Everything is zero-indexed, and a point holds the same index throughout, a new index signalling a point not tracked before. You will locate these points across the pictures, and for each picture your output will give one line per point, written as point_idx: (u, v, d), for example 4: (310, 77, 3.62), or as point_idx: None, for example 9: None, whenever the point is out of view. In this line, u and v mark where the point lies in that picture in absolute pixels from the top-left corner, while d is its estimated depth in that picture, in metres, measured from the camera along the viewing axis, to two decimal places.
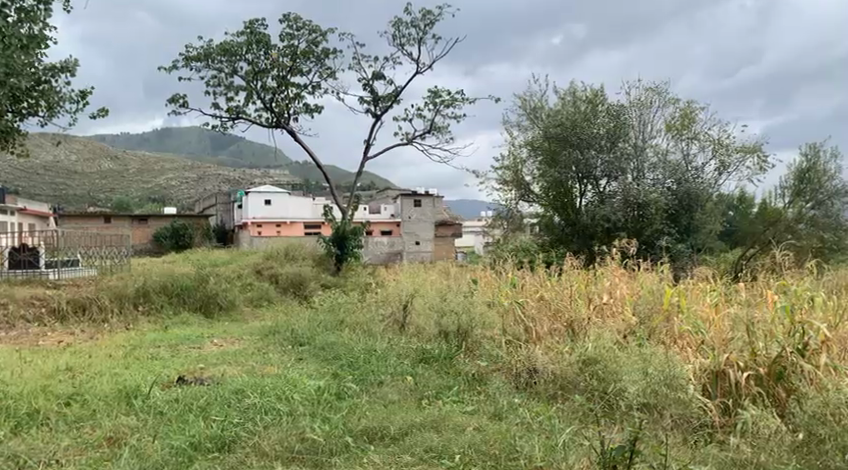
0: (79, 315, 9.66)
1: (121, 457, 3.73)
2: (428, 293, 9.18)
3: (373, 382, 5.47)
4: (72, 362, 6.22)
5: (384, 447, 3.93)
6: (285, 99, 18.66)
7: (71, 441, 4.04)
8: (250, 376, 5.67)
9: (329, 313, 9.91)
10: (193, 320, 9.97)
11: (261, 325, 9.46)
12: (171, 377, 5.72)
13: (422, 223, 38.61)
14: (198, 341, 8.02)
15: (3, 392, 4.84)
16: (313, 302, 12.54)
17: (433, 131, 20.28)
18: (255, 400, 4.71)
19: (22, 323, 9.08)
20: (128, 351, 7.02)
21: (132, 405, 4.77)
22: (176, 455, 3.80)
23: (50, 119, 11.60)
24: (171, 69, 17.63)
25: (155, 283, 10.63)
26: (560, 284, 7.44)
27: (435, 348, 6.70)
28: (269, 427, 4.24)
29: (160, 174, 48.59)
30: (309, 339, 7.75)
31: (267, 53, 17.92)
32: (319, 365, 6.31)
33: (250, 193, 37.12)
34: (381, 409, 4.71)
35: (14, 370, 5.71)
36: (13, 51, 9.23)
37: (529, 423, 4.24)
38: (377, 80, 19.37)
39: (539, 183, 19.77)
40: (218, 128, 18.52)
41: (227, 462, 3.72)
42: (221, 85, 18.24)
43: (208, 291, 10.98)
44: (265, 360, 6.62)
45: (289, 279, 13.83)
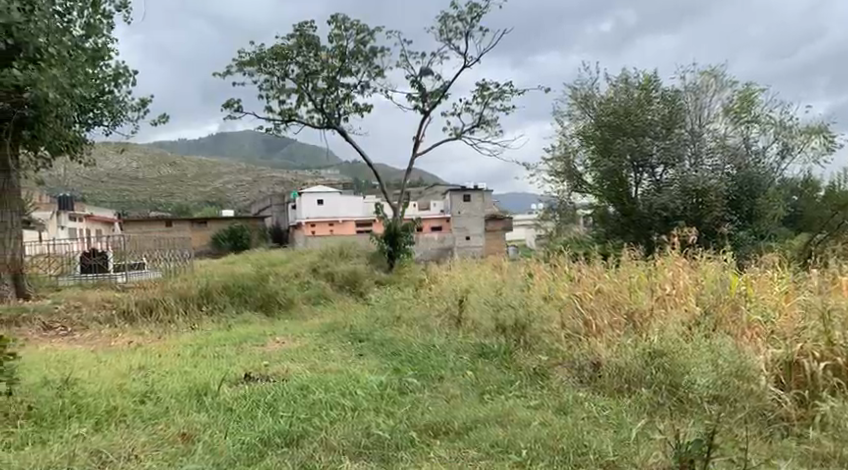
0: (147, 316, 9.98)
1: (195, 453, 3.84)
2: (483, 286, 9.18)
3: (434, 377, 5.49)
4: (145, 362, 6.47)
5: (449, 442, 3.92)
6: (335, 100, 18.89)
7: (148, 437, 4.16)
8: (313, 372, 5.79)
9: (385, 310, 9.99)
10: (254, 319, 10.22)
11: (320, 322, 9.62)
12: (238, 375, 5.87)
13: (472, 218, 38.57)
14: (261, 339, 8.20)
15: (83, 391, 5.07)
16: (369, 299, 12.71)
17: (482, 125, 20.23)
18: (321, 396, 4.83)
19: (96, 324, 9.48)
20: (196, 350, 7.25)
21: (203, 402, 4.92)
22: (247, 451, 3.88)
23: (114, 127, 12.09)
24: (225, 75, 18.11)
25: (217, 283, 10.98)
26: (618, 276, 7.29)
27: (492, 343, 6.69)
28: (336, 422, 4.32)
29: (216, 178, 50.00)
30: (367, 336, 7.83)
31: (317, 55, 18.19)
32: (379, 361, 6.37)
33: (304, 192, 38.34)
34: (444, 403, 4.72)
35: (92, 370, 5.97)
36: (79, 63, 9.79)
37: (595, 418, 4.16)
38: (425, 76, 19.45)
39: (592, 174, 19.44)
40: (271, 130, 18.92)
41: (296, 457, 3.76)
42: (273, 89, 18.61)
43: (268, 291, 11.25)
44: (326, 357, 6.72)
45: (344, 276, 14.02)
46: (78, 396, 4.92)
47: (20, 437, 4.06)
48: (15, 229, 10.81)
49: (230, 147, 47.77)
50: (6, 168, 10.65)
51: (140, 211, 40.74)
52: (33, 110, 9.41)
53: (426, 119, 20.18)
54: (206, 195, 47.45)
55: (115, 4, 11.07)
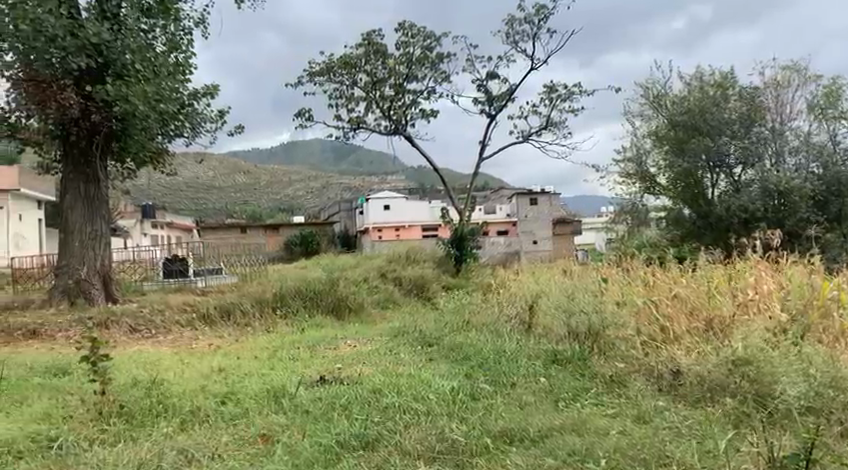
0: (225, 319, 10.35)
1: (274, 454, 3.94)
2: (554, 291, 9.02)
3: (507, 383, 5.43)
4: (225, 363, 6.74)
5: (524, 450, 3.88)
6: (402, 106, 19.09)
7: (230, 438, 4.30)
8: (385, 376, 5.85)
9: (454, 315, 10.01)
10: (326, 322, 10.47)
11: (389, 326, 9.75)
12: (314, 377, 6.04)
13: (539, 221, 38.06)
14: (332, 342, 8.38)
15: (170, 391, 5.33)
16: (437, 303, 12.76)
17: (550, 127, 19.98)
18: (393, 400, 4.87)
19: (178, 327, 9.92)
20: (272, 352, 7.48)
21: (281, 404, 5.05)
22: (325, 452, 3.95)
23: (194, 139, 12.61)
24: (296, 85, 18.62)
25: (290, 288, 11.30)
26: (695, 280, 7.01)
27: (566, 350, 6.60)
28: (410, 426, 4.35)
29: (287, 186, 51.52)
30: (437, 340, 7.86)
31: (384, 63, 18.43)
32: (450, 366, 6.37)
33: (371, 198, 39.23)
34: (518, 410, 4.66)
35: (177, 371, 6.26)
36: (163, 80, 10.42)
37: (678, 427, 4.01)
38: (491, 80, 19.41)
39: (665, 175, 18.89)
40: (341, 138, 19.32)
41: (372, 460, 3.80)
42: (343, 98, 19.00)
43: (339, 294, 11.50)
44: (397, 360, 6.80)
45: (411, 282, 14.12)
46: (164, 396, 5.14)
47: (114, 434, 4.27)
48: (105, 236, 11.36)
49: (300, 154, 49.02)
50: (97, 180, 11.26)
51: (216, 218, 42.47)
52: (120, 122, 10.61)
53: (493, 122, 20.13)
54: (278, 202, 48.92)
55: (194, 20, 11.60)
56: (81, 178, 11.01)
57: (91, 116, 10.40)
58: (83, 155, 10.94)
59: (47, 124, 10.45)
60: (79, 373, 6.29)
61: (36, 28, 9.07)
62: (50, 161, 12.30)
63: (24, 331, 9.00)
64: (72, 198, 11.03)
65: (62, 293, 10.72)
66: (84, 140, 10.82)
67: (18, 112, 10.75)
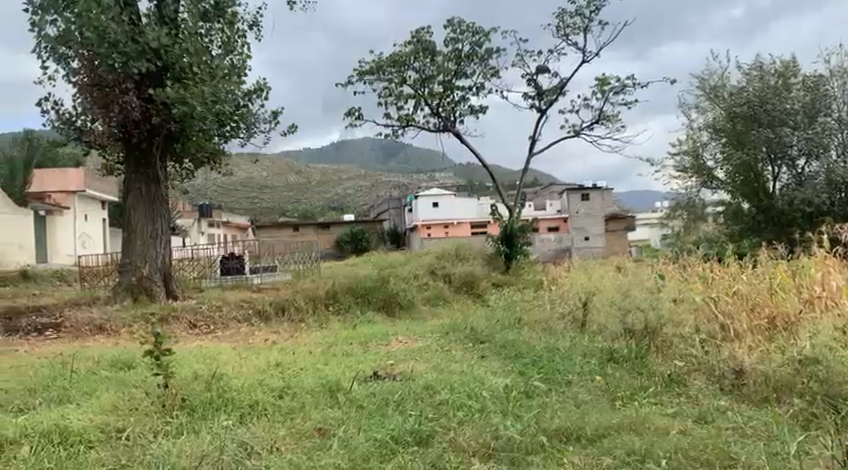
0: (280, 315, 10.57)
1: (331, 448, 3.99)
2: (608, 288, 8.84)
3: (561, 381, 5.36)
4: (280, 358, 6.88)
5: (581, 449, 3.82)
6: (451, 103, 19.08)
7: (288, 431, 4.38)
8: (438, 373, 5.85)
9: (505, 312, 9.96)
10: (378, 319, 10.56)
11: (441, 323, 9.77)
12: (367, 372, 6.10)
13: (592, 217, 37.36)
14: (385, 339, 8.45)
15: (229, 385, 5.47)
16: (487, 300, 12.69)
17: (602, 121, 19.62)
18: (446, 396, 4.89)
19: (235, 323, 10.18)
20: (326, 348, 7.59)
21: (336, 399, 5.12)
22: (380, 448, 3.98)
23: (248, 138, 12.90)
24: (347, 85, 18.81)
25: (342, 285, 11.45)
26: (757, 277, 6.75)
27: (622, 347, 6.46)
28: (463, 423, 4.33)
29: (337, 185, 52.19)
30: (488, 337, 7.82)
31: (433, 60, 18.46)
32: (503, 363, 6.33)
33: (420, 196, 39.12)
34: (574, 409, 4.58)
35: (235, 366, 6.42)
36: (220, 81, 10.65)
37: (743, 428, 3.88)
38: (541, 74, 19.20)
39: (723, 168, 18.27)
40: (390, 136, 19.45)
41: (427, 456, 3.80)
42: (392, 96, 19.12)
43: (389, 291, 11.57)
44: (449, 357, 6.80)
45: (462, 278, 14.06)
46: (224, 390, 5.27)
47: (176, 427, 4.41)
48: (165, 234, 11.73)
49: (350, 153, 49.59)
50: (157, 180, 11.61)
51: (269, 217, 43.39)
52: (178, 124, 10.94)
53: (543, 117, 19.91)
54: (328, 201, 49.64)
55: (248, 22, 11.87)
56: (141, 179, 11.40)
57: (151, 118, 10.72)
58: (143, 156, 11.32)
59: (111, 126, 10.89)
60: (143, 367, 6.52)
61: (99, 35, 9.54)
62: (114, 163, 12.77)
63: (91, 326, 9.39)
64: (134, 198, 11.42)
65: (126, 289, 11.11)
66: (144, 142, 11.17)
67: (84, 115, 11.47)
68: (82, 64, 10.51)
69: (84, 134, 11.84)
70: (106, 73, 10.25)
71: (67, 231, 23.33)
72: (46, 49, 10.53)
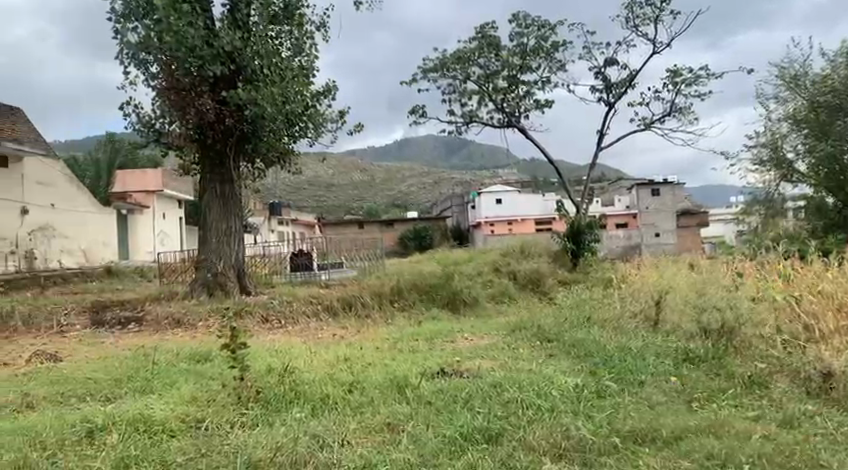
0: (347, 311, 10.77)
1: (400, 443, 4.02)
2: (681, 286, 8.53)
3: (634, 382, 5.23)
4: (350, 353, 7.01)
5: (657, 451, 3.71)
6: (516, 98, 18.89)
7: (358, 425, 4.45)
8: (506, 371, 5.82)
9: (573, 310, 9.79)
10: (443, 316, 10.60)
11: (507, 320, 9.70)
12: (435, 369, 6.12)
13: (662, 214, 36.25)
14: (451, 336, 8.46)
15: (301, 378, 5.61)
16: (554, 298, 12.51)
17: (674, 114, 18.95)
18: (516, 395, 4.83)
19: (304, 317, 10.43)
20: (393, 344, 7.68)
21: (405, 395, 5.16)
22: (450, 444, 3.98)
23: (316, 138, 13.18)
24: (412, 82, 18.93)
25: (407, 282, 11.54)
26: (844, 275, 6.34)
27: (698, 347, 6.23)
28: (533, 422, 4.28)
29: (402, 183, 52.64)
30: (556, 335, 7.72)
31: (498, 55, 18.33)
32: (572, 363, 6.22)
33: (483, 192, 38.92)
34: (648, 410, 4.45)
35: (306, 360, 6.57)
36: (290, 82, 10.95)
37: (833, 435, 3.67)
38: (610, 67, 18.75)
39: (805, 161, 17.32)
40: (454, 133, 19.46)
41: (496, 454, 3.78)
42: (456, 92, 19.11)
43: (455, 289, 11.61)
44: (517, 355, 6.74)
45: (527, 275, 13.90)
46: (296, 383, 5.41)
47: (252, 418, 4.55)
48: (239, 232, 12.12)
49: (413, 150, 49.94)
50: (232, 180, 12.01)
51: (335, 214, 44.27)
52: (250, 124, 11.32)
53: (612, 110, 19.44)
54: (392, 198, 50.14)
55: (316, 24, 12.09)
56: (217, 179, 11.84)
57: (225, 119, 11.15)
58: (218, 157, 11.74)
59: (188, 128, 11.37)
60: (219, 361, 6.76)
61: (178, 40, 10.02)
62: (190, 164, 13.31)
63: (170, 320, 9.84)
64: (210, 197, 11.89)
65: (202, 285, 11.57)
66: (219, 143, 11.59)
67: (163, 118, 12.01)
68: (160, 69, 10.99)
69: (163, 135, 12.40)
70: (184, 76, 10.71)
71: (148, 230, 24.48)
72: (129, 56, 11.08)
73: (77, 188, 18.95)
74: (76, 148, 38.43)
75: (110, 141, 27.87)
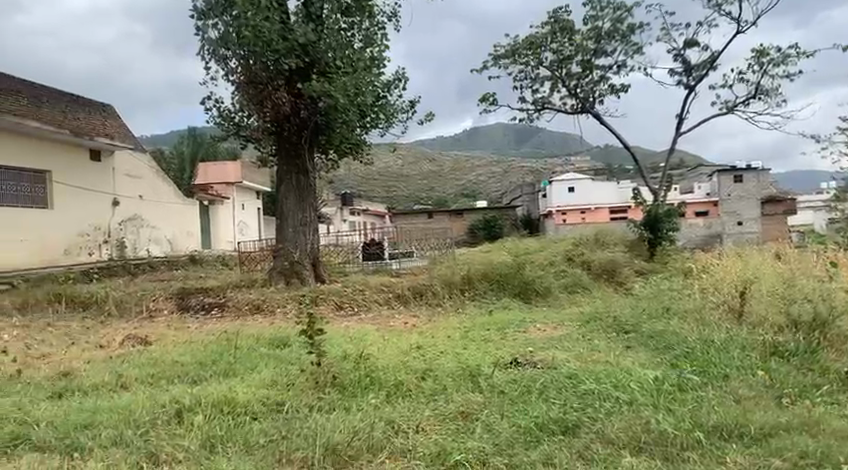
0: (418, 299, 10.87)
1: (475, 432, 4.01)
2: (768, 276, 8.11)
3: (718, 375, 5.00)
4: (422, 341, 7.06)
5: (744, 448, 3.55)
6: (589, 83, 18.41)
7: (433, 413, 4.47)
8: (582, 362, 5.70)
9: (650, 301, 9.48)
10: (514, 305, 10.52)
11: (580, 311, 9.50)
12: (507, 358, 6.09)
13: (746, 201, 34.54)
14: (522, 326, 8.38)
15: (375, 365, 5.70)
16: (630, 288, 12.14)
17: (760, 96, 17.97)
18: (592, 387, 4.73)
19: (377, 305, 10.61)
20: (464, 333, 7.68)
21: (478, 383, 5.16)
22: (526, 435, 3.93)
23: (388, 128, 13.30)
24: (483, 70, 18.78)
25: (477, 271, 11.53)
26: None
27: (787, 341, 5.92)
28: (611, 414, 4.18)
29: (470, 172, 52.54)
30: (633, 327, 7.50)
31: (571, 39, 17.89)
32: (651, 354, 6.04)
33: (553, 181, 38.65)
34: (734, 405, 4.26)
35: (379, 347, 6.68)
36: (361, 74, 11.09)
37: None
38: (690, 48, 17.94)
39: None
40: (526, 120, 19.19)
41: (573, 445, 3.72)
42: (527, 79, 18.81)
43: (526, 278, 11.50)
44: (592, 347, 6.57)
45: (601, 266, 13.55)
46: (371, 369, 5.50)
47: (329, 403, 4.66)
48: (314, 222, 12.38)
49: None
50: (306, 171, 12.26)
51: (405, 204, 44.66)
52: (324, 116, 11.54)
53: (692, 94, 18.62)
54: (461, 187, 50.09)
55: (387, 14, 12.15)
56: (292, 170, 12.11)
57: (300, 112, 11.43)
58: (294, 149, 12.03)
59: (265, 121, 11.71)
60: (296, 346, 6.97)
61: (256, 35, 10.33)
62: (267, 156, 13.71)
63: (250, 306, 10.24)
64: (285, 188, 12.18)
65: (279, 273, 11.95)
66: (294, 135, 11.88)
67: (241, 112, 12.42)
68: (239, 64, 11.34)
69: (242, 129, 12.84)
70: (261, 71, 11.02)
71: (228, 220, 25.48)
72: (209, 52, 11.49)
73: (162, 179, 19.93)
74: (161, 142, 40.44)
75: (193, 136, 29.13)
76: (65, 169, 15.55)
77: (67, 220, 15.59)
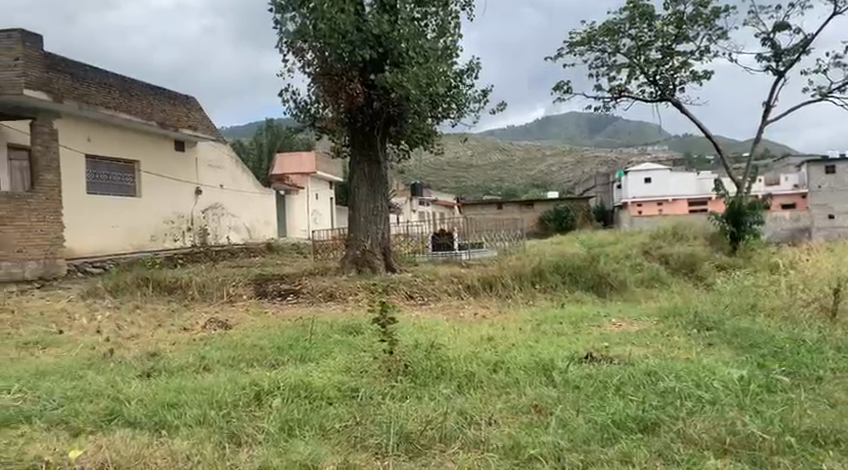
0: (488, 290, 10.78)
1: (549, 426, 3.94)
2: None
3: (811, 378, 4.71)
4: (495, 333, 7.00)
5: (841, 455, 3.33)
6: (670, 70, 17.67)
7: (504, 405, 4.43)
8: (661, 359, 5.49)
9: (734, 297, 9.04)
10: (587, 299, 10.29)
11: (658, 306, 9.15)
12: (581, 353, 5.94)
13: (839, 193, 31.93)
14: (597, 320, 8.16)
15: (447, 355, 5.69)
16: (712, 284, 11.63)
17: None
18: (673, 385, 4.55)
19: (447, 296, 10.61)
20: (535, 326, 7.56)
21: (551, 378, 5.07)
22: (602, 431, 3.83)
23: (459, 118, 13.24)
24: (558, 58, 18.38)
25: (549, 263, 11.29)
26: None
27: None
28: (693, 414, 4.02)
29: (541, 163, 51.76)
30: (716, 324, 7.18)
31: (651, 25, 17.22)
32: (735, 353, 5.75)
33: (629, 172, 36.91)
34: (829, 410, 4.00)
35: (451, 338, 6.68)
36: (433, 63, 11.09)
37: None
38: (780, 32, 16.88)
39: None
40: (601, 109, 18.67)
41: (652, 444, 3.59)
42: (604, 66, 18.27)
43: (600, 271, 11.19)
44: (672, 344, 6.33)
45: (680, 260, 13.01)
46: (442, 359, 5.50)
47: (401, 390, 4.71)
48: (385, 212, 12.48)
49: None
50: (379, 161, 12.38)
51: (475, 194, 44.42)
52: (397, 106, 11.63)
53: (782, 80, 17.55)
54: (532, 178, 49.39)
55: (461, 2, 12.08)
56: (365, 161, 12.25)
57: (374, 102, 11.57)
58: (367, 139, 12.18)
59: (339, 113, 11.91)
60: (369, 334, 7.06)
61: (331, 26, 10.54)
62: (341, 147, 13.93)
63: (324, 293, 10.47)
64: (358, 178, 12.35)
65: (351, 261, 12.14)
66: (367, 126, 12.04)
67: (316, 103, 12.66)
68: (314, 56, 11.57)
69: (317, 120, 13.10)
70: (336, 62, 11.20)
71: (302, 209, 26.10)
72: (286, 44, 11.79)
73: (242, 170, 20.65)
74: (240, 133, 41.88)
75: (270, 127, 30.02)
76: (151, 158, 16.34)
77: (153, 207, 16.39)
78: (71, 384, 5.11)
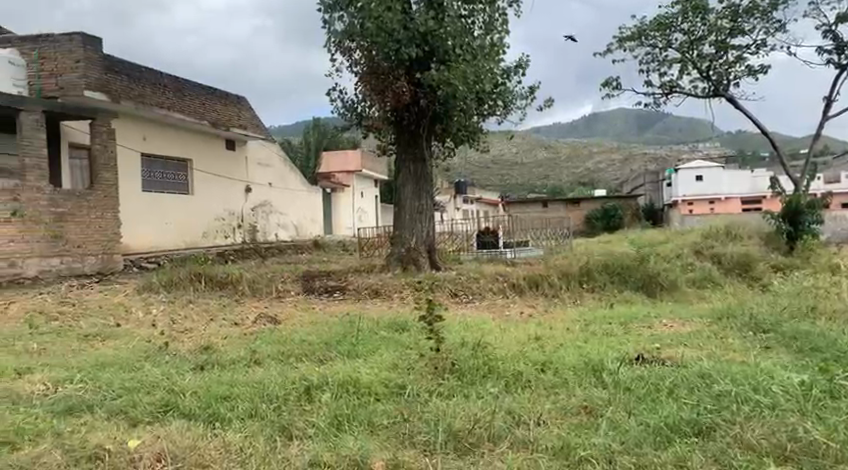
0: (534, 289, 10.67)
1: (600, 428, 3.88)
2: None
3: None
4: (542, 333, 6.92)
5: None
6: (724, 65, 17.13)
7: (553, 405, 4.37)
8: (716, 361, 5.33)
9: (792, 299, 8.70)
10: (636, 299, 10.07)
11: (711, 307, 8.88)
12: (631, 354, 5.81)
13: None
14: (648, 321, 7.98)
15: (494, 354, 5.65)
16: (767, 285, 11.22)
17: None
18: (728, 388, 4.41)
19: (492, 294, 10.55)
20: (584, 326, 7.44)
21: (601, 379, 4.98)
22: (655, 434, 3.74)
23: (505, 115, 13.15)
24: (607, 54, 18.08)
25: (597, 262, 11.09)
26: None
27: None
28: (751, 418, 3.88)
29: (588, 161, 50.98)
30: (773, 326, 6.93)
31: (704, 19, 16.75)
32: (794, 357, 5.53)
33: (679, 169, 36.01)
34: None
35: (498, 337, 6.62)
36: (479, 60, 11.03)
37: None
38: (843, 23, 16.17)
39: None
40: (651, 105, 18.26)
41: (708, 449, 3.48)
42: (654, 62, 17.86)
43: (650, 271, 10.93)
44: (726, 347, 6.13)
45: (734, 260, 12.58)
46: (489, 358, 5.46)
47: (448, 388, 4.70)
48: (430, 210, 12.49)
49: None
50: (424, 159, 12.40)
51: (520, 193, 44.03)
52: (442, 104, 11.62)
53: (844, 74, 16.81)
54: (578, 176, 48.66)
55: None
56: (410, 158, 12.29)
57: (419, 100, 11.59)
58: (412, 138, 12.22)
59: (385, 111, 11.98)
60: (416, 332, 7.08)
61: (378, 25, 10.62)
62: (387, 145, 14.00)
63: (369, 290, 10.55)
64: (403, 176, 12.40)
65: (397, 259, 12.19)
66: (413, 124, 12.07)
67: (363, 102, 12.76)
68: (361, 55, 11.66)
69: (364, 118, 13.20)
70: (382, 61, 11.26)
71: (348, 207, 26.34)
72: (334, 44, 11.92)
73: (290, 169, 20.99)
74: (288, 133, 42.59)
75: (317, 126, 30.43)
76: (203, 157, 16.76)
77: (204, 204, 16.81)
78: (129, 376, 5.28)
